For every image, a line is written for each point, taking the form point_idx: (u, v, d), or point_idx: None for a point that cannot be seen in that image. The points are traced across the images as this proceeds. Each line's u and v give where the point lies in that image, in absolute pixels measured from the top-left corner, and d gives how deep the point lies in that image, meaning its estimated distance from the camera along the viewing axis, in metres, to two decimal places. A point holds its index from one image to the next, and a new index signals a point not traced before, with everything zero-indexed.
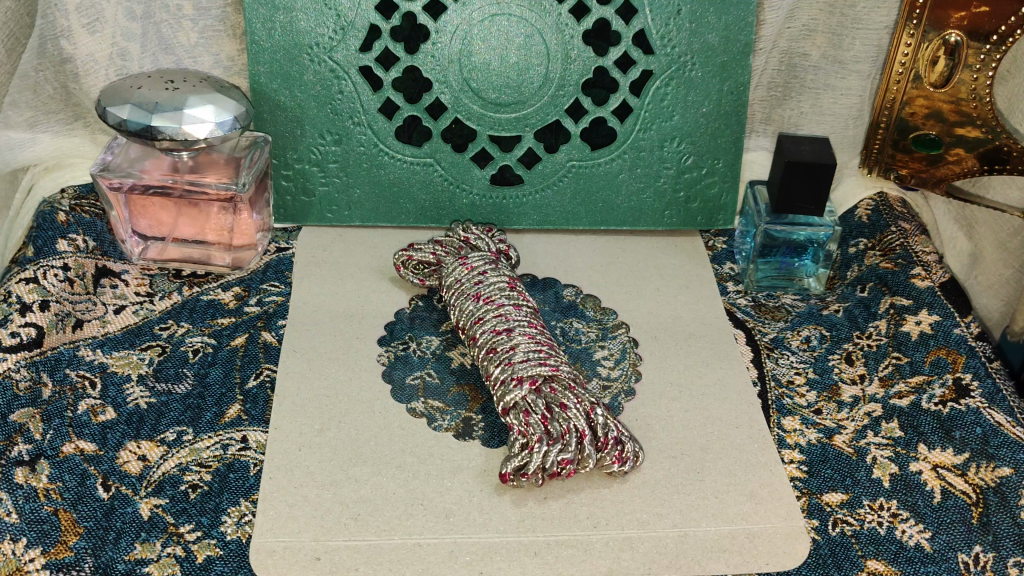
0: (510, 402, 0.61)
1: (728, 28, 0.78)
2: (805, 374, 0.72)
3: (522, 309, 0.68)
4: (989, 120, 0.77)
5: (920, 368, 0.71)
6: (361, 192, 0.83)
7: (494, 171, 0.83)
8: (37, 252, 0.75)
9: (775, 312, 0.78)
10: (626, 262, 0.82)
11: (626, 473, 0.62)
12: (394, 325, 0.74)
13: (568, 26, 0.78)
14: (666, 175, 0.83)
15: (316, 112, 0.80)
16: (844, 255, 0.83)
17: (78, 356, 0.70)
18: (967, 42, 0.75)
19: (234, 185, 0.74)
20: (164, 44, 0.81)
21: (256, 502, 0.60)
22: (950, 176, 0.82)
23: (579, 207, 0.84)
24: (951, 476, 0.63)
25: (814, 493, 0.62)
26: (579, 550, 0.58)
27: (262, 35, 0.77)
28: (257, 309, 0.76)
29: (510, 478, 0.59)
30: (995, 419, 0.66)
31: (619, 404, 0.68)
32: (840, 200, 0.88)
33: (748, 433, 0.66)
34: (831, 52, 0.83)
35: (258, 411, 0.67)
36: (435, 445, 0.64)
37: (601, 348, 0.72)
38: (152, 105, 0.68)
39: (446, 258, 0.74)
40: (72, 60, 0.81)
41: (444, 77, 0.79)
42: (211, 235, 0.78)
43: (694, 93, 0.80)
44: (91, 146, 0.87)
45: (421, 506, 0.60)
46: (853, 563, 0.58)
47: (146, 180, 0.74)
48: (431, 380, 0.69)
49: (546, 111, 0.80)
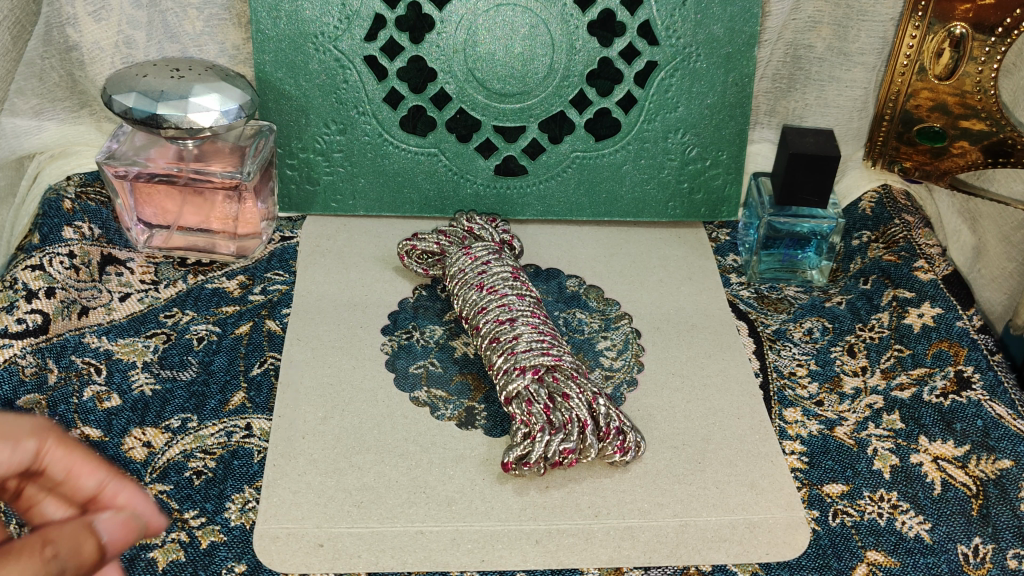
0: (512, 391, 0.62)
1: (733, 19, 0.78)
2: (807, 366, 0.72)
3: (525, 299, 0.68)
4: (994, 112, 0.77)
5: (922, 360, 0.71)
6: (365, 181, 0.83)
7: (498, 162, 0.83)
8: (43, 240, 0.76)
9: (778, 304, 0.78)
10: (629, 253, 0.83)
11: (627, 463, 0.62)
12: (398, 314, 0.74)
13: (573, 17, 0.78)
14: (670, 166, 0.83)
15: (321, 102, 0.80)
16: (847, 247, 0.83)
17: (83, 343, 0.70)
18: (972, 34, 0.75)
19: (239, 174, 0.74)
20: (169, 33, 0.82)
21: (260, 488, 0.61)
22: (954, 169, 0.82)
23: (583, 197, 0.84)
24: (951, 468, 0.63)
25: (814, 485, 0.63)
26: (580, 539, 0.58)
27: (267, 23, 0.77)
28: (260, 298, 0.76)
29: (512, 467, 0.60)
30: (996, 411, 0.67)
31: (621, 394, 0.68)
32: (844, 192, 0.88)
33: (749, 423, 0.66)
34: (836, 44, 0.83)
35: (262, 399, 0.67)
36: (438, 434, 0.64)
37: (603, 339, 0.73)
38: (157, 93, 0.69)
39: (449, 249, 0.75)
40: (78, 48, 0.81)
41: (449, 67, 0.79)
42: (216, 224, 0.78)
43: (698, 84, 0.80)
44: (96, 134, 0.87)
45: (423, 494, 0.60)
46: (853, 554, 0.58)
47: (152, 168, 0.74)
48: (433, 369, 0.69)
49: (551, 102, 0.80)
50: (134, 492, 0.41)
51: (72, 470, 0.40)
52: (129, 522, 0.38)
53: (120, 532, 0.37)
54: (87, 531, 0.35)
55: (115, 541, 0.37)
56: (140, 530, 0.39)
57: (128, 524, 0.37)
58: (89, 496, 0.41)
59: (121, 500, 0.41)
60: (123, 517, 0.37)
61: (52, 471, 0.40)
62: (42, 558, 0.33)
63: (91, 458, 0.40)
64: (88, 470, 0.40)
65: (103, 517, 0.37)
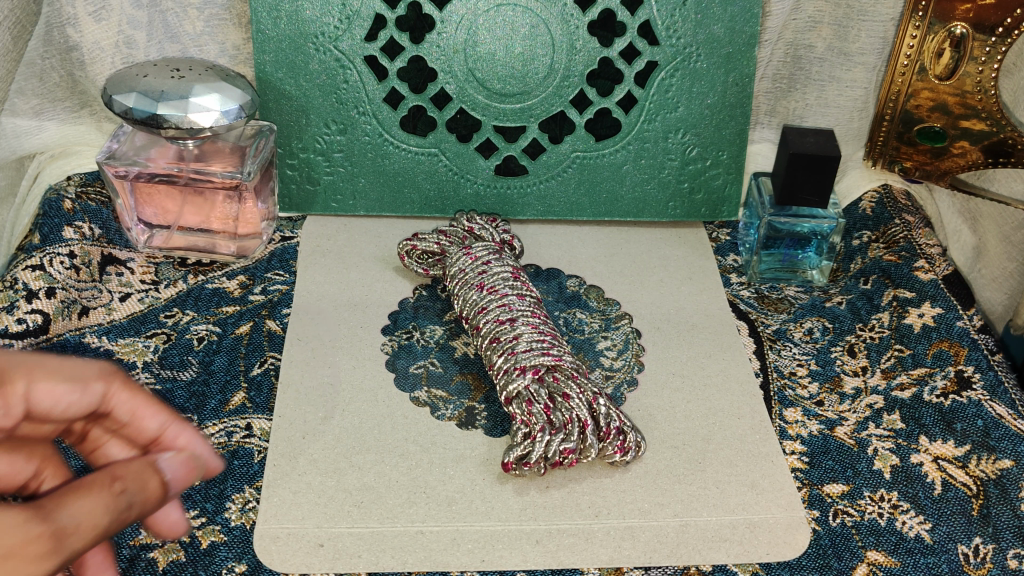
0: (512, 391, 0.62)
1: (733, 19, 0.78)
2: (807, 366, 0.72)
3: (525, 299, 0.68)
4: (994, 112, 0.76)
5: (922, 360, 0.71)
6: (365, 181, 0.83)
7: (498, 162, 0.83)
8: (43, 239, 0.76)
9: (778, 304, 0.78)
10: (629, 253, 0.83)
11: (627, 463, 0.62)
12: (398, 314, 0.74)
13: (573, 17, 0.78)
14: (670, 166, 0.83)
15: (321, 101, 0.80)
16: (848, 247, 0.83)
17: (83, 343, 0.70)
18: (972, 34, 0.74)
19: (239, 174, 0.74)
20: (170, 33, 0.82)
21: (261, 488, 0.61)
22: (954, 169, 0.82)
23: (583, 197, 0.84)
24: (952, 468, 0.63)
25: (814, 485, 0.63)
26: (580, 539, 0.58)
27: (268, 23, 0.77)
28: (261, 298, 0.76)
29: (512, 467, 0.60)
30: (996, 411, 0.67)
31: (621, 395, 0.68)
32: (844, 192, 0.88)
33: (749, 423, 0.66)
34: (836, 44, 0.83)
35: (263, 399, 0.67)
36: (438, 434, 0.64)
37: (603, 339, 0.73)
38: (157, 93, 0.69)
39: (450, 249, 0.75)
40: (78, 48, 0.81)
41: (449, 67, 0.79)
42: (216, 224, 0.78)
43: (698, 84, 0.80)
44: (96, 134, 0.87)
45: (423, 494, 0.60)
46: (853, 554, 0.58)
47: (152, 168, 0.74)
48: (433, 369, 0.69)
49: (551, 102, 0.80)
50: (191, 433, 0.47)
51: (136, 412, 0.46)
52: (190, 462, 0.43)
53: (182, 471, 0.42)
54: (150, 469, 0.40)
55: (177, 479, 0.42)
56: (200, 470, 0.45)
57: (189, 464, 0.43)
58: (152, 438, 0.47)
59: (181, 441, 0.46)
60: (184, 457, 0.43)
61: (119, 414, 0.46)
62: (110, 491, 0.37)
63: (152, 403, 0.46)
64: (151, 414, 0.46)
65: (167, 459, 0.42)
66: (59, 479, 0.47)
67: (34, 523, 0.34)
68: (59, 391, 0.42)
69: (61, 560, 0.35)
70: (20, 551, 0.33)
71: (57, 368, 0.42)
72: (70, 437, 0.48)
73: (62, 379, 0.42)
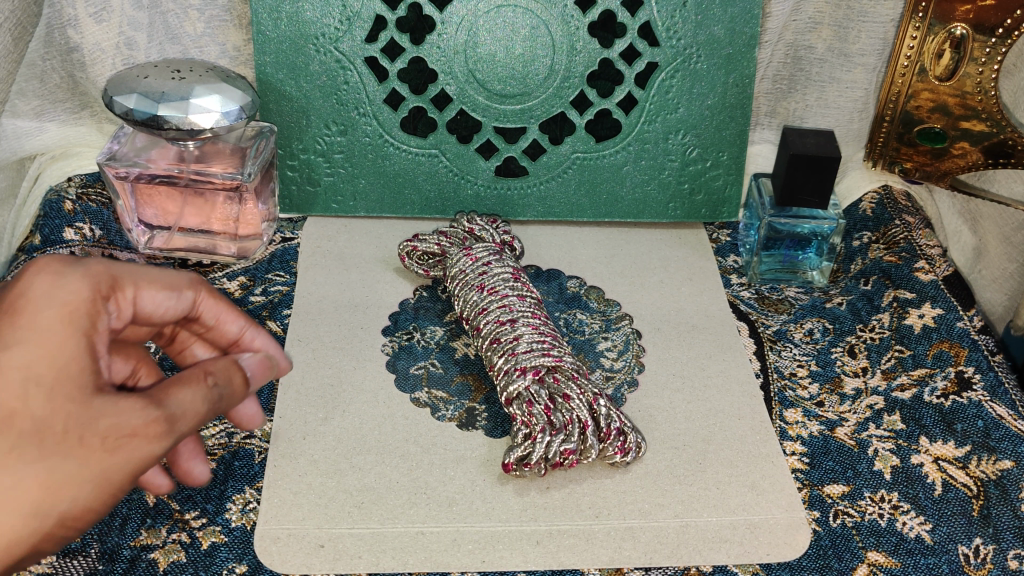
0: (513, 392, 0.62)
1: (733, 20, 0.78)
2: (807, 366, 0.72)
3: (525, 300, 0.68)
4: (994, 113, 0.76)
5: (923, 361, 0.71)
6: (366, 182, 0.83)
7: (498, 162, 0.83)
8: (44, 240, 0.77)
9: (778, 304, 0.78)
10: (630, 254, 0.83)
11: (628, 464, 0.62)
12: (398, 315, 0.74)
13: (573, 18, 0.78)
14: (671, 167, 0.83)
15: (322, 103, 0.80)
16: (849, 248, 0.83)
17: None
18: (972, 35, 0.75)
19: (240, 175, 0.74)
20: (170, 35, 0.82)
21: (261, 489, 0.61)
22: (954, 170, 0.82)
23: (584, 198, 0.84)
24: (952, 468, 0.63)
25: (815, 485, 0.63)
26: (581, 539, 0.58)
27: (268, 25, 0.77)
28: (261, 299, 0.76)
29: (512, 467, 0.60)
30: (997, 412, 0.67)
31: (622, 395, 0.68)
32: (845, 193, 0.88)
33: (749, 424, 0.66)
34: (837, 45, 0.83)
35: (263, 400, 0.67)
36: (438, 435, 0.64)
37: (604, 340, 0.73)
38: (157, 95, 0.69)
39: (450, 250, 0.75)
40: (79, 49, 0.81)
41: (449, 68, 0.79)
42: (216, 225, 0.78)
43: (699, 85, 0.80)
44: (97, 135, 0.87)
45: (424, 495, 0.60)
46: (853, 554, 0.58)
47: (152, 169, 0.74)
48: (434, 370, 0.69)
49: (552, 103, 0.80)
50: (266, 338, 0.55)
51: (219, 317, 0.53)
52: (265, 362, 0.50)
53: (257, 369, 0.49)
54: (236, 366, 0.47)
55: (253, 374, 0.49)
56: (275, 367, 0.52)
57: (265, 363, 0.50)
58: (232, 340, 0.55)
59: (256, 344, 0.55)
60: (261, 357, 0.50)
61: (206, 317, 0.53)
62: (206, 384, 0.44)
63: (233, 309, 0.54)
64: (232, 319, 0.54)
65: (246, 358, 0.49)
66: (153, 377, 0.55)
67: (152, 409, 0.42)
68: (159, 298, 0.49)
69: (173, 440, 0.43)
70: (142, 431, 0.41)
71: (157, 278, 0.49)
72: (160, 339, 0.57)
73: (162, 288, 0.49)
